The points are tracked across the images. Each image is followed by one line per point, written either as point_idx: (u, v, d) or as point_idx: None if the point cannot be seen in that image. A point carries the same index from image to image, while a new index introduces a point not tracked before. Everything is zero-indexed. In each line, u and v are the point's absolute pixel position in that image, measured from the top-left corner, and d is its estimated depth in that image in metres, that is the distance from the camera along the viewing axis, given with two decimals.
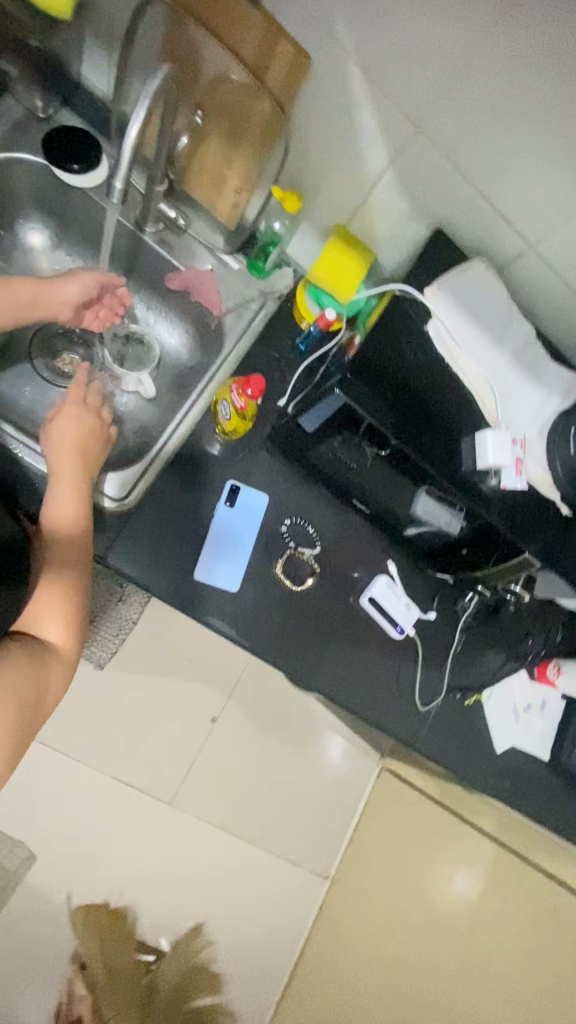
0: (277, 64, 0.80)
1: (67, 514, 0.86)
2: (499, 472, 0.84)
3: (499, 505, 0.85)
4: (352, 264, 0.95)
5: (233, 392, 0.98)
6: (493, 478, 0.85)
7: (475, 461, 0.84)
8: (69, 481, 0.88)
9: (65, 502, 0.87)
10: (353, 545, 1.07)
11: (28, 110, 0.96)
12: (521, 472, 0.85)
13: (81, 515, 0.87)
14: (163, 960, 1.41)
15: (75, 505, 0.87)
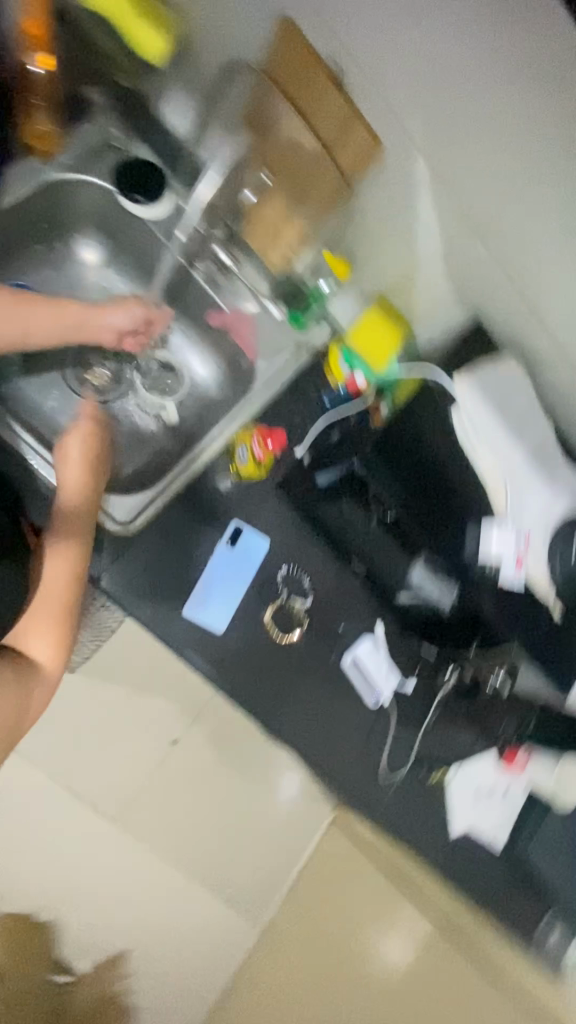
0: (350, 144, 0.82)
1: (70, 537, 0.90)
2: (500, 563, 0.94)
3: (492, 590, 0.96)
4: (387, 336, 0.98)
5: (254, 440, 1.02)
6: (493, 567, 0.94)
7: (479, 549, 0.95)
8: (76, 505, 0.92)
9: (70, 524, 0.91)
10: (345, 604, 1.06)
11: (104, 137, 0.98)
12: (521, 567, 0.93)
13: (83, 538, 0.91)
14: (79, 985, 1.40)
15: (79, 528, 0.91)
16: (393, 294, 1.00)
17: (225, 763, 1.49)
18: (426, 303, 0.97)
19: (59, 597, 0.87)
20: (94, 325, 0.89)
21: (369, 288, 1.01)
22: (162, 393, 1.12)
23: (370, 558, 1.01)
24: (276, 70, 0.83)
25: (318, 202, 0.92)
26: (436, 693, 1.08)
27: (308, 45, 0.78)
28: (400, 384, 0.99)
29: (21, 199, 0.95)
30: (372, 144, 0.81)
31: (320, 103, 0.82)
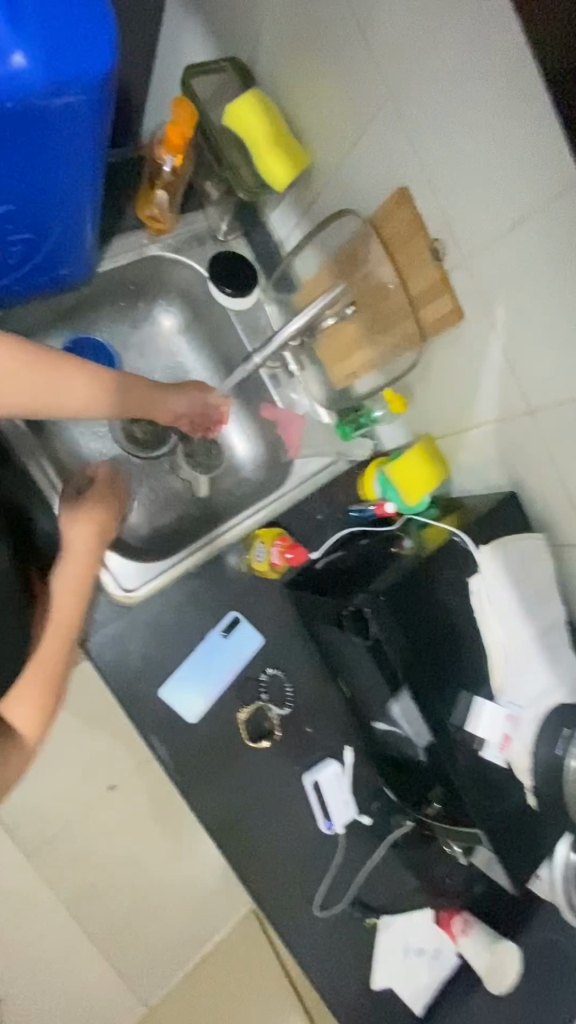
0: (433, 307, 0.86)
1: (64, 611, 0.89)
2: (485, 744, 0.89)
3: (471, 770, 0.89)
4: (427, 475, 0.98)
5: (274, 546, 1.00)
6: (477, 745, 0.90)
7: (465, 721, 0.90)
8: (72, 577, 0.91)
9: (65, 597, 0.90)
10: (321, 715, 1.05)
11: (211, 228, 1.04)
12: (504, 752, 0.90)
13: (77, 612, 0.90)
14: None
15: (72, 602, 0.90)
16: (441, 440, 1.01)
17: (158, 825, 1.43)
18: (469, 458, 0.97)
19: (47, 669, 0.87)
20: (156, 406, 0.93)
21: (419, 427, 1.03)
22: (199, 466, 1.13)
23: (355, 685, 1.00)
24: (383, 223, 0.87)
25: (392, 342, 0.95)
26: (389, 832, 1.07)
27: (418, 215, 0.82)
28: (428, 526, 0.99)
29: (120, 265, 1.00)
30: (454, 313, 0.83)
31: (416, 266, 0.85)
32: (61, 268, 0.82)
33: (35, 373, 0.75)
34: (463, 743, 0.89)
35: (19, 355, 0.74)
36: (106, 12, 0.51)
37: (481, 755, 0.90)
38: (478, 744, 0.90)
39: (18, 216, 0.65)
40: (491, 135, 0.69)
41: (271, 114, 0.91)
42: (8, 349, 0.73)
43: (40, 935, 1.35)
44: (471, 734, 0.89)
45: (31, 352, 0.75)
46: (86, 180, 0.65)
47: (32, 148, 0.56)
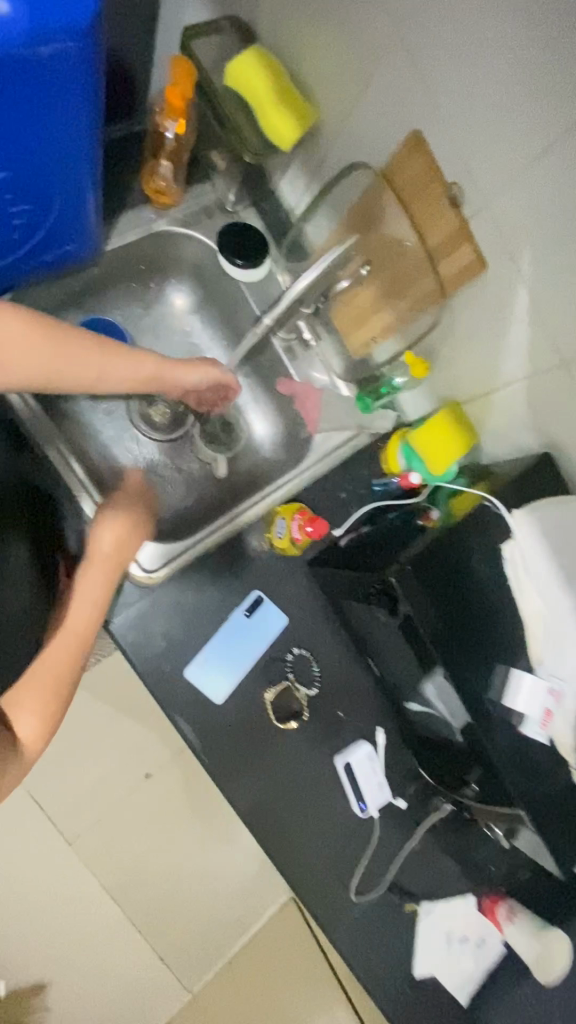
0: (454, 260, 0.81)
1: (79, 620, 0.86)
2: (524, 717, 0.83)
3: (507, 746, 0.83)
4: (452, 442, 0.94)
5: (295, 518, 0.97)
6: (515, 718, 0.84)
7: (503, 694, 0.83)
8: (92, 586, 0.87)
9: (81, 604, 0.86)
10: (352, 696, 1.02)
11: (219, 200, 1.00)
12: (546, 726, 0.83)
13: (91, 623, 0.86)
14: None
15: (88, 611, 0.86)
16: (466, 405, 0.96)
17: (193, 811, 1.43)
18: (500, 421, 0.91)
19: (54, 677, 0.81)
20: (168, 379, 0.90)
21: (443, 393, 0.99)
22: (216, 446, 1.11)
23: (386, 664, 0.97)
24: (395, 175, 0.82)
25: (410, 303, 0.90)
26: (427, 816, 1.03)
27: (433, 163, 0.77)
28: (458, 494, 0.94)
29: (129, 242, 0.97)
30: (476, 263, 0.78)
31: (432, 218, 0.80)
32: (67, 244, 0.81)
33: (43, 346, 0.74)
34: (503, 723, 0.84)
35: (28, 328, 0.73)
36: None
37: (520, 729, 0.84)
38: (516, 717, 0.84)
39: (16, 183, 0.64)
40: (515, 51, 0.62)
41: (273, 69, 0.88)
42: (16, 321, 0.72)
43: (83, 916, 1.37)
44: (510, 709, 0.83)
45: (39, 324, 0.74)
46: (84, 144, 0.63)
47: (24, 107, 0.55)
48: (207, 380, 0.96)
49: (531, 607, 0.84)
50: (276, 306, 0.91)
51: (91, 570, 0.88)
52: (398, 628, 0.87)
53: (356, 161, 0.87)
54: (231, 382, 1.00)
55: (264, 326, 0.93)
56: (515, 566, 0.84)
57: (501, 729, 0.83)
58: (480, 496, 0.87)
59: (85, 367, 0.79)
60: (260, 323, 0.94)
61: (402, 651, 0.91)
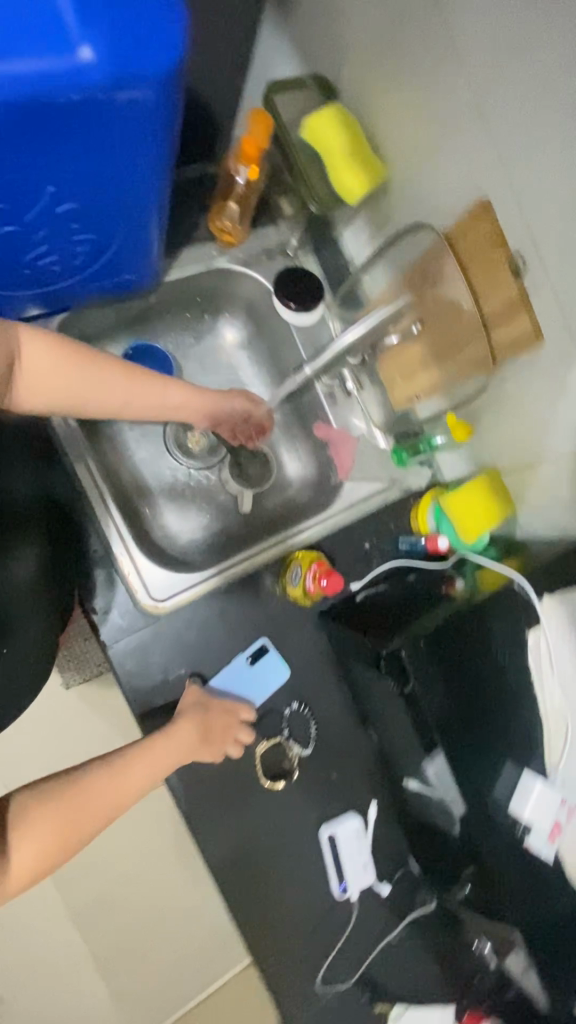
0: (508, 330, 0.78)
1: (128, 781, 0.79)
2: (530, 829, 0.77)
3: (507, 849, 0.79)
4: (484, 511, 0.91)
5: (311, 567, 0.94)
6: (520, 828, 0.77)
7: (510, 797, 0.77)
8: (158, 758, 0.82)
9: (142, 764, 0.80)
10: (348, 762, 0.96)
11: (281, 242, 1.02)
12: (553, 842, 0.76)
13: (138, 790, 0.80)
14: None
15: (142, 778, 0.80)
16: (506, 475, 0.92)
17: (168, 850, 1.37)
18: (539, 496, 0.87)
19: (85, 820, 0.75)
20: (193, 407, 0.90)
21: (484, 459, 0.95)
22: (248, 485, 1.10)
23: (387, 735, 0.91)
24: (457, 238, 0.80)
25: (459, 365, 0.87)
26: (411, 908, 0.95)
27: (498, 230, 0.75)
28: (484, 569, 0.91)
29: (185, 273, 0.99)
30: (534, 337, 0.75)
31: (491, 284, 0.78)
32: (127, 273, 0.83)
33: (66, 367, 0.75)
34: (506, 828, 0.79)
35: (55, 352, 0.73)
36: (178, 8, 0.49)
37: (525, 840, 0.77)
38: (521, 828, 0.77)
39: (80, 216, 0.65)
40: None
41: (349, 127, 0.90)
42: (43, 346, 0.73)
43: (40, 942, 1.30)
44: (515, 816, 0.77)
45: (62, 348, 0.74)
46: (150, 185, 0.64)
47: (97, 148, 0.56)
48: (235, 409, 0.97)
49: (554, 701, 0.77)
50: (317, 361, 0.98)
51: (162, 744, 0.82)
52: (403, 706, 0.81)
53: (420, 221, 0.86)
54: (263, 413, 1.03)
55: (307, 373, 0.97)
56: (540, 655, 0.78)
57: (497, 826, 0.79)
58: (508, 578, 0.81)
59: (117, 391, 0.80)
60: (304, 371, 0.98)
61: (404, 729, 0.84)
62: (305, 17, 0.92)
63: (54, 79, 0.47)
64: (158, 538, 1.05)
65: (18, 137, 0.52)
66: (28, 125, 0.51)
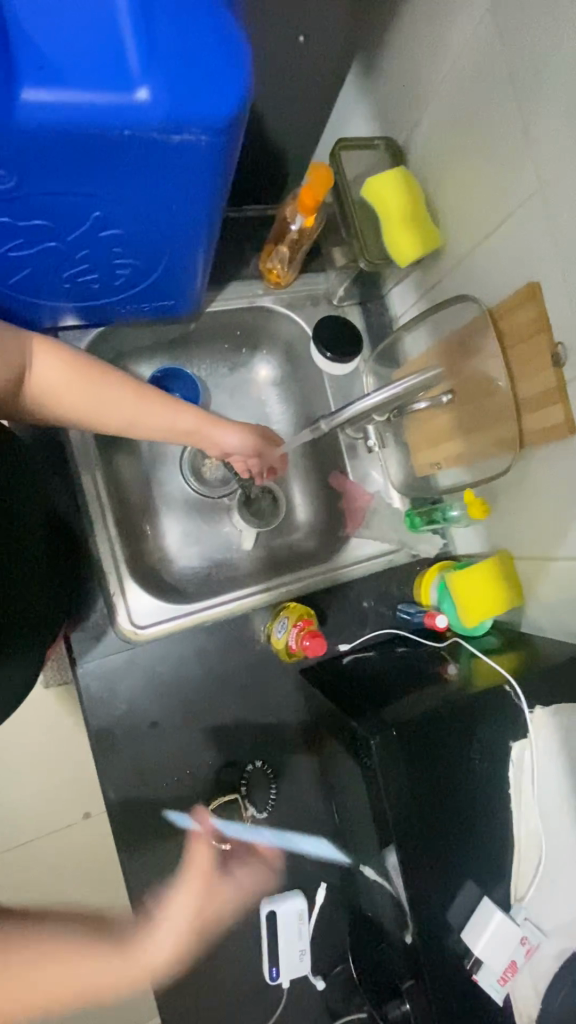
0: (540, 418, 0.75)
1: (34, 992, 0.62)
2: (479, 964, 0.69)
3: (451, 992, 0.69)
4: (486, 595, 0.86)
5: (297, 624, 0.90)
6: (470, 962, 0.69)
7: (464, 923, 0.70)
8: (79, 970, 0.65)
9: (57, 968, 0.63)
10: (303, 832, 0.91)
11: (328, 292, 1.03)
12: (503, 982, 0.69)
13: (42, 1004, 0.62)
14: None
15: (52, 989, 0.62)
16: (519, 561, 0.87)
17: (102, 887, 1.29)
18: (549, 592, 0.82)
19: None
20: (206, 437, 0.88)
21: (498, 541, 0.91)
22: (255, 521, 1.06)
23: (347, 816, 0.86)
24: (502, 315, 0.79)
25: (486, 441, 0.84)
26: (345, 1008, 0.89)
27: (545, 316, 0.72)
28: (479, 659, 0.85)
29: (226, 306, 1.00)
30: (564, 426, 0.71)
31: (529, 369, 0.75)
32: (166, 299, 0.84)
33: (75, 381, 0.75)
34: (454, 960, 0.70)
35: (65, 367, 0.74)
36: (242, 53, 0.49)
37: (472, 975, 0.69)
38: (471, 961, 0.69)
39: (123, 242, 0.66)
40: None
41: (410, 189, 0.90)
42: (54, 358, 0.73)
43: None
44: (466, 946, 0.70)
45: (73, 362, 0.75)
46: (197, 220, 0.64)
47: (144, 181, 0.56)
48: (242, 447, 0.93)
49: (527, 823, 0.73)
50: (333, 418, 0.88)
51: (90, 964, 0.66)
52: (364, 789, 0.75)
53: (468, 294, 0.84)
54: (275, 443, 0.99)
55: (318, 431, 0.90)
56: (518, 772, 0.74)
57: (443, 951, 0.70)
58: (501, 677, 0.77)
59: (125, 411, 0.80)
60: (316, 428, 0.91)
61: (363, 814, 0.79)
62: (384, 81, 0.94)
63: (107, 110, 0.47)
64: (155, 563, 1.02)
65: (64, 160, 0.52)
66: (80, 151, 0.51)
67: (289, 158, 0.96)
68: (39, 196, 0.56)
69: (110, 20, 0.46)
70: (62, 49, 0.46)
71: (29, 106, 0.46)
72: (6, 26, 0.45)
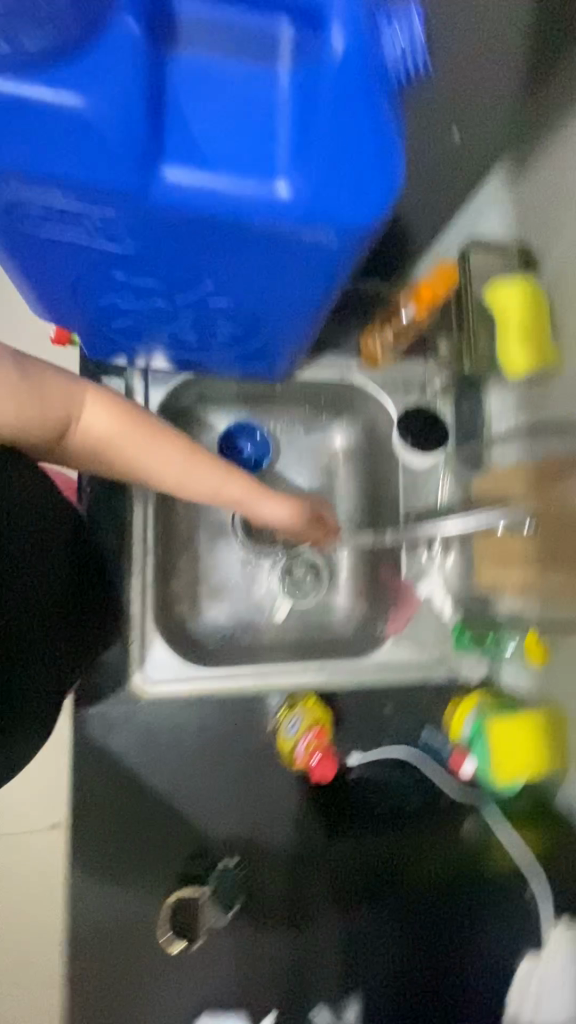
0: None
1: None
2: None
3: None
4: (524, 750, 0.79)
5: (309, 732, 0.84)
6: None
7: None
8: None
9: None
10: (257, 968, 0.80)
11: (422, 381, 1.00)
12: None
13: None
14: None
15: None
16: (570, 722, 0.79)
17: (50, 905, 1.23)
18: None
19: None
20: (251, 506, 0.85)
21: (550, 692, 0.83)
22: (293, 594, 1.02)
23: (314, 951, 0.80)
24: None
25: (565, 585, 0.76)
26: None
27: None
28: None
29: (315, 376, 0.99)
30: None
31: None
32: (257, 360, 0.81)
33: (120, 430, 0.73)
34: None
35: (113, 416, 0.73)
36: (397, 157, 0.44)
37: None
38: None
39: (228, 309, 0.64)
40: None
41: (533, 292, 0.83)
42: (103, 408, 0.72)
43: None
44: None
45: (122, 412, 0.73)
46: (308, 302, 0.61)
47: (261, 262, 0.53)
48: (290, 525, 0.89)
49: None
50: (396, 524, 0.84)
51: None
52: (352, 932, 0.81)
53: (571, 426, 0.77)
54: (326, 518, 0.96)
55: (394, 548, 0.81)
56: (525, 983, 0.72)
57: None
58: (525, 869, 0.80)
59: (168, 466, 0.77)
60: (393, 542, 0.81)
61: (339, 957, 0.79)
62: None
63: (247, 200, 0.44)
64: (182, 611, 0.98)
65: (185, 236, 0.49)
66: (208, 230, 0.48)
67: (415, 243, 0.94)
68: (152, 262, 0.54)
69: (270, 112, 0.44)
70: (213, 136, 0.43)
71: (165, 185, 0.43)
72: (163, 104, 0.42)
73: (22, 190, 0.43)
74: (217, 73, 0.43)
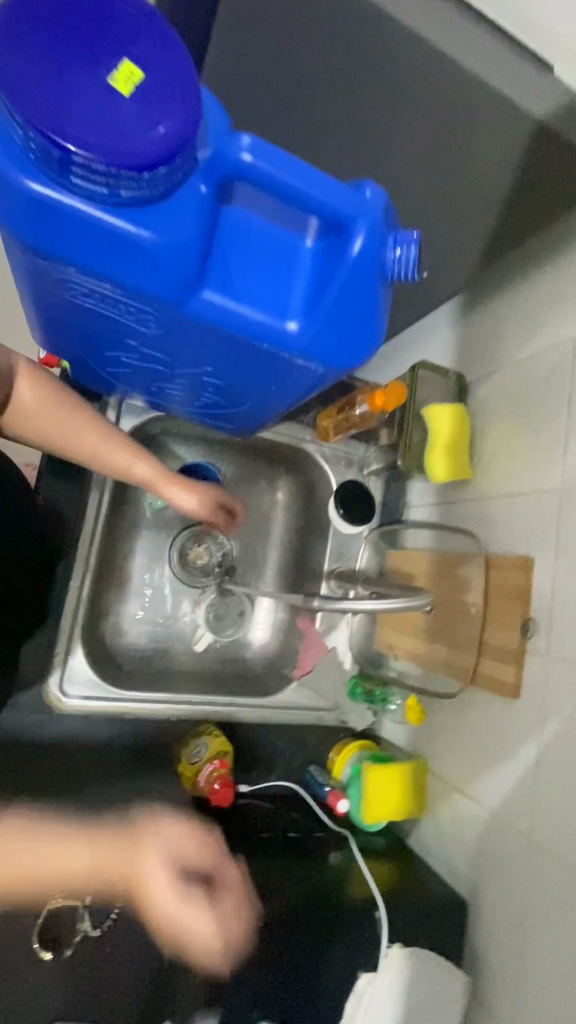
0: (497, 669, 0.85)
1: None
2: None
3: None
4: (390, 789, 0.93)
5: (212, 762, 0.95)
6: None
7: None
8: None
9: None
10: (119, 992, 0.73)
11: (360, 460, 1.14)
12: None
13: None
14: None
15: None
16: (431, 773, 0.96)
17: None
18: (446, 818, 0.92)
19: None
20: (163, 488, 0.92)
21: (420, 748, 0.99)
22: (215, 628, 1.10)
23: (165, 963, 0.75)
24: (495, 567, 0.88)
25: (445, 659, 0.93)
26: None
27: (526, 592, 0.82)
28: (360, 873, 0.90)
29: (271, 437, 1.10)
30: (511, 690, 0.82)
31: (502, 625, 0.85)
32: (227, 422, 0.91)
33: (47, 402, 0.77)
34: None
35: (43, 390, 0.77)
36: (378, 329, 0.58)
37: None
38: None
39: (216, 385, 0.73)
40: None
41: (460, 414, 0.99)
42: (33, 381, 0.76)
43: None
44: None
45: (50, 387, 0.77)
46: (285, 399, 0.72)
47: (256, 366, 0.64)
48: (198, 510, 0.97)
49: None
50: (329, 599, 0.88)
51: None
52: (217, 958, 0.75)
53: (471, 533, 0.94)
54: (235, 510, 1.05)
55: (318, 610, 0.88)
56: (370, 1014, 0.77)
57: None
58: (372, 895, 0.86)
59: (87, 437, 0.82)
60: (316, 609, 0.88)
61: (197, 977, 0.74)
62: None
63: (260, 327, 0.55)
64: (106, 630, 1.02)
65: (201, 336, 0.59)
66: (222, 338, 0.58)
67: None
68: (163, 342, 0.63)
69: (292, 269, 0.55)
70: (246, 277, 0.54)
71: (201, 303, 0.53)
72: (212, 245, 0.53)
73: (77, 275, 0.52)
74: (258, 228, 0.54)
